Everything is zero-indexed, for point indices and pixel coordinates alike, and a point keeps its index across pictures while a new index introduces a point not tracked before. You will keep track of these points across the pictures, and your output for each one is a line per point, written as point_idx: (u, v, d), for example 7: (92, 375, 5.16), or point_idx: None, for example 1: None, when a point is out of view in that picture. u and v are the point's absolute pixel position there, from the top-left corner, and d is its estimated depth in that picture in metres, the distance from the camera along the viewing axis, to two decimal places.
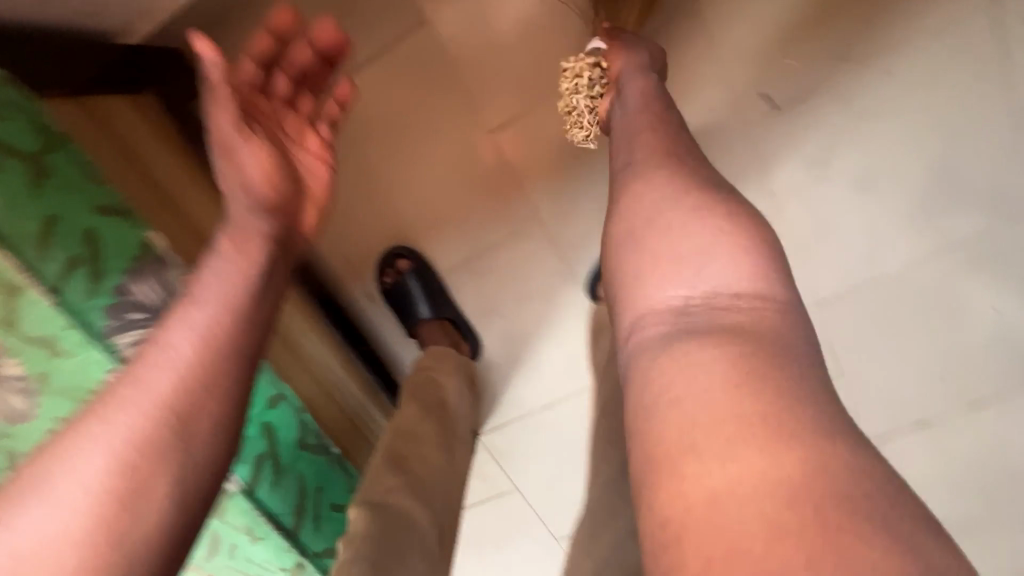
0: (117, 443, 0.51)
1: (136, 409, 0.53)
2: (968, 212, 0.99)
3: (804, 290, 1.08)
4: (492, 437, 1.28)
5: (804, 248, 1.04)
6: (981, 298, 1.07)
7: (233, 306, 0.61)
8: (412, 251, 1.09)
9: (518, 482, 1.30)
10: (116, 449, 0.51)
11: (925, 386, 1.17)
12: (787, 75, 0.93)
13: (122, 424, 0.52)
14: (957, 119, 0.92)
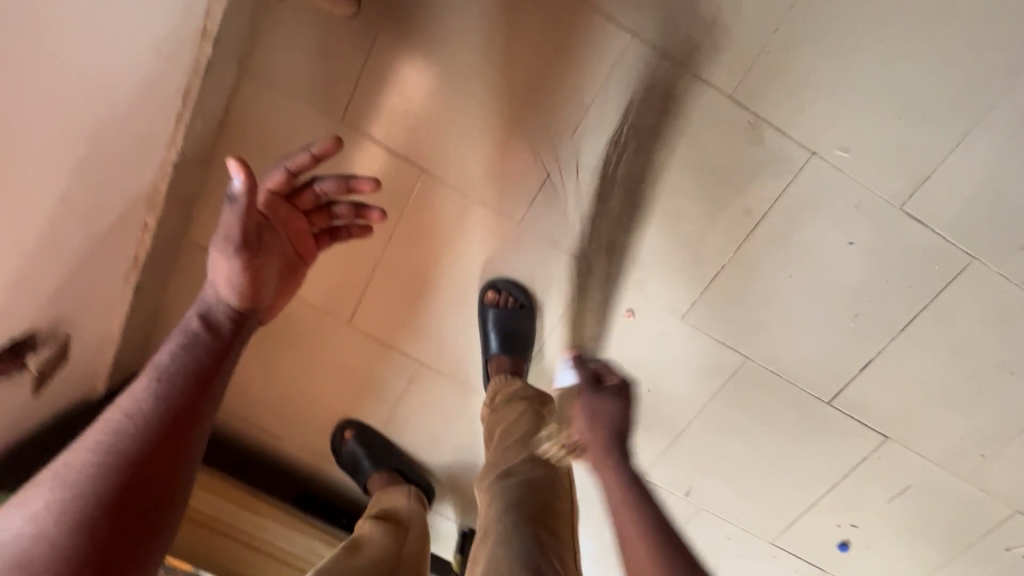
0: (136, 465, 0.54)
1: (148, 427, 0.56)
2: (754, 183, 1.02)
3: (664, 310, 1.13)
4: None
5: (637, 279, 1.11)
6: (833, 237, 1.05)
7: (191, 363, 0.61)
8: (352, 422, 1.32)
9: None
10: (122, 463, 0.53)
11: (848, 334, 1.12)
12: (526, 170, 1.06)
13: (138, 452, 0.54)
14: (685, 125, 1.00)
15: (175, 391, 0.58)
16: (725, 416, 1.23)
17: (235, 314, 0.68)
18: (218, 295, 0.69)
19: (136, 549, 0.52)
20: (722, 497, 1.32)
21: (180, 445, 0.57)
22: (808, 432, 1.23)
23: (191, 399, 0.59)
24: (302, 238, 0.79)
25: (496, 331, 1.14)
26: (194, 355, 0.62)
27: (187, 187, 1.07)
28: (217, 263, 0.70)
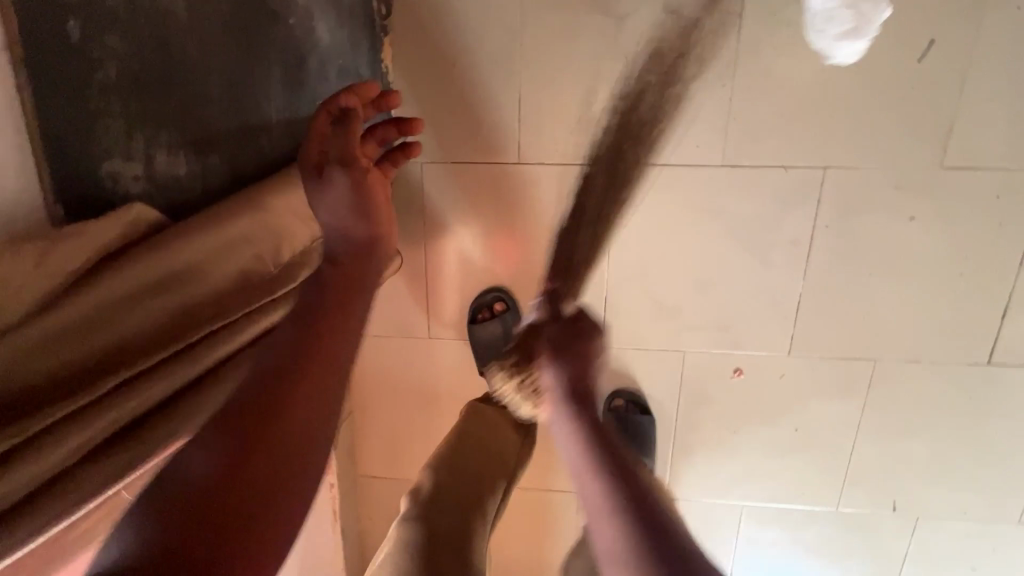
0: (262, 446, 0.56)
1: (275, 398, 0.59)
2: (787, 216, 1.07)
3: (768, 354, 1.17)
4: None
5: (729, 340, 1.17)
6: (892, 221, 1.05)
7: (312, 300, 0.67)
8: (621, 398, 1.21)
9: None
10: (253, 448, 0.56)
11: (966, 292, 1.08)
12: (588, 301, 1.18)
13: (270, 422, 0.57)
14: (699, 202, 1.09)
15: (296, 369, 0.61)
16: (890, 419, 1.19)
17: (357, 250, 0.72)
18: (336, 237, 0.71)
19: (258, 544, 0.53)
20: (936, 495, 1.23)
21: (295, 431, 0.59)
22: (991, 397, 1.14)
23: (315, 374, 0.62)
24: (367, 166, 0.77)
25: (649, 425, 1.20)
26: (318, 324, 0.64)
27: (345, 438, 1.31)
28: (338, 200, 0.70)
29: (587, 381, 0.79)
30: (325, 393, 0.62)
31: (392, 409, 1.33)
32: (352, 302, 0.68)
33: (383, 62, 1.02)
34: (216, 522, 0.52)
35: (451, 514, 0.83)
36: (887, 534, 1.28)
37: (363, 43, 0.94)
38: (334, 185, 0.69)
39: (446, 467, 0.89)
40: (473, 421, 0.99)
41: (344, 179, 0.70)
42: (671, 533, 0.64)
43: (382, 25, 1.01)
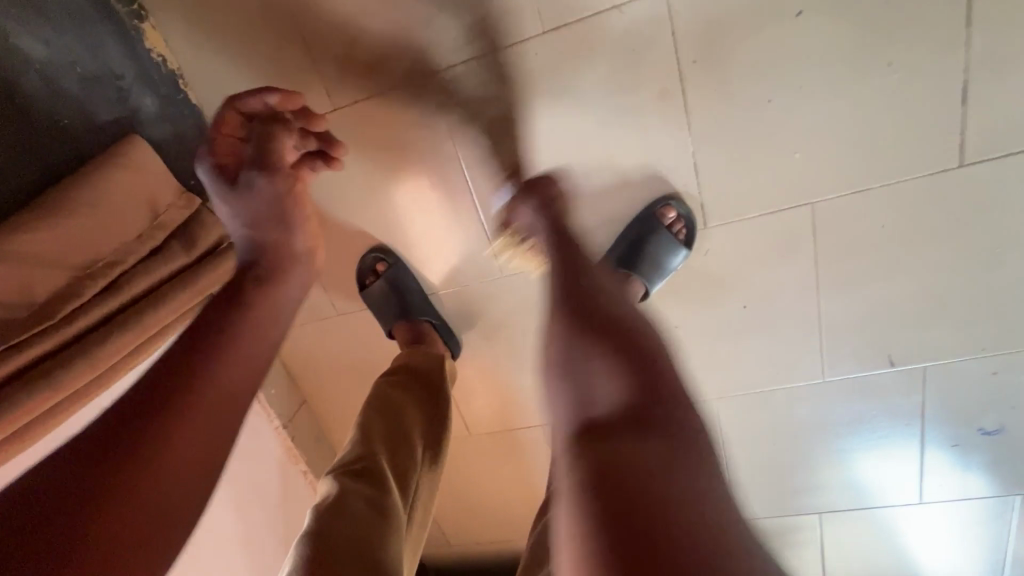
0: (190, 406, 0.55)
1: (214, 365, 0.59)
2: (642, 69, 0.88)
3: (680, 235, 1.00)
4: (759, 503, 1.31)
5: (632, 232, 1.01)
6: (773, 28, 0.82)
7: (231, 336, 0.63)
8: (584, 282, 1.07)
9: (822, 494, 1.27)
10: (174, 401, 0.54)
11: (901, 84, 0.83)
12: (468, 233, 1.07)
13: (201, 382, 0.57)
14: (538, 85, 0.92)
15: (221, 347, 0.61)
16: (852, 266, 0.98)
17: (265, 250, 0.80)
18: (248, 243, 0.81)
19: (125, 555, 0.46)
20: (939, 337, 1.03)
21: (218, 400, 0.57)
22: (973, 204, 0.91)
23: (233, 373, 0.61)
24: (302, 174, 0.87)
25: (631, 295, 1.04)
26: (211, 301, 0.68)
27: (305, 428, 1.35)
28: (256, 204, 0.82)
29: (603, 391, 0.57)
30: (244, 372, 0.61)
31: (339, 388, 1.34)
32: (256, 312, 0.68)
33: (150, 51, 0.93)
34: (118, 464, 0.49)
35: (355, 513, 0.77)
36: (893, 393, 1.10)
37: (107, 41, 0.87)
38: (250, 189, 0.81)
39: (349, 470, 0.84)
40: (376, 418, 0.95)
41: (263, 180, 0.82)
42: (664, 545, 0.42)
43: (133, 11, 0.91)
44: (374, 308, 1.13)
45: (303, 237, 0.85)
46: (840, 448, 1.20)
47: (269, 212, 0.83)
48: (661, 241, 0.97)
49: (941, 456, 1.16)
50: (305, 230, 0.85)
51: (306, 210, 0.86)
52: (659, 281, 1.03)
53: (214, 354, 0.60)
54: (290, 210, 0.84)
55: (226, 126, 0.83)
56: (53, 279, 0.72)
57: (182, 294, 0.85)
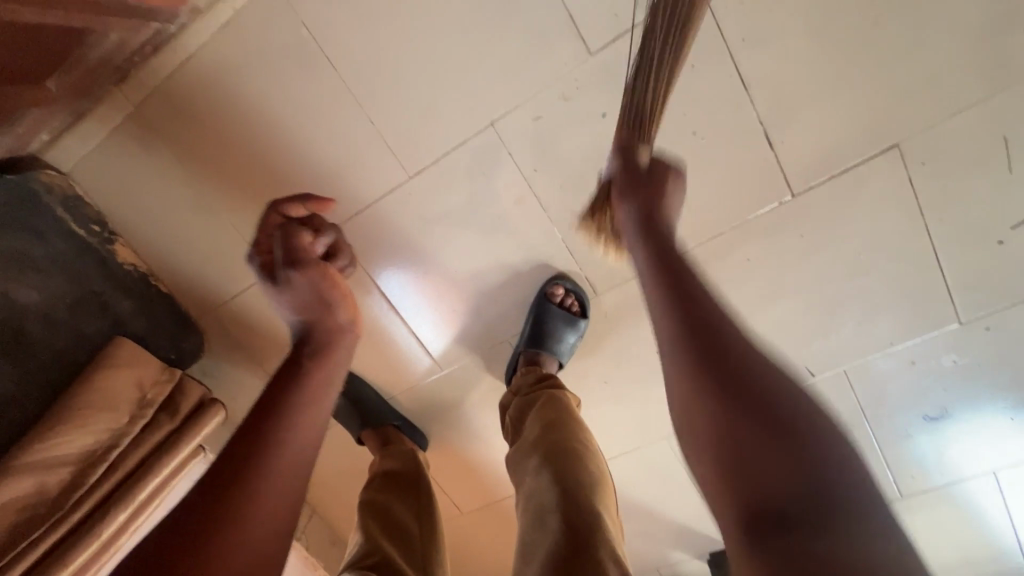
0: (268, 464, 0.56)
1: (271, 422, 0.60)
2: (495, 185, 1.04)
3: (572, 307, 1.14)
4: None
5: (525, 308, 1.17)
6: (587, 130, 0.97)
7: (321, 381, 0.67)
8: (511, 361, 1.19)
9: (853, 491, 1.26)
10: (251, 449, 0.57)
11: (712, 145, 0.95)
12: (405, 341, 1.24)
13: (275, 446, 0.58)
14: (421, 216, 1.09)
15: (294, 399, 0.63)
16: (737, 299, 1.07)
17: (322, 339, 0.73)
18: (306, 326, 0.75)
19: None
20: (843, 342, 1.08)
21: (304, 450, 0.60)
22: (822, 224, 0.99)
23: (312, 417, 0.63)
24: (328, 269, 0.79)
25: (568, 339, 1.12)
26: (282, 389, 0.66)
27: (320, 535, 1.51)
28: (297, 294, 0.76)
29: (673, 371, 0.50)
30: (318, 421, 0.64)
31: (341, 494, 1.50)
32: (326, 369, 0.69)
33: (122, 263, 1.17)
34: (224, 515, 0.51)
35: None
36: (825, 400, 1.15)
37: (87, 269, 1.11)
38: (290, 291, 0.75)
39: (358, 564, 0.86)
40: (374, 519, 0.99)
41: (301, 274, 0.75)
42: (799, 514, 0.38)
43: (105, 237, 1.15)
44: (344, 422, 1.30)
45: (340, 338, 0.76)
46: (873, 440, 1.18)
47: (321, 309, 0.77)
48: (556, 317, 1.09)
49: (977, 420, 1.13)
50: (347, 307, 0.77)
51: (350, 295, 0.77)
52: (568, 353, 1.13)
53: (268, 411, 0.61)
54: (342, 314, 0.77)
55: (269, 229, 0.82)
56: (60, 475, 0.94)
57: (170, 454, 1.04)
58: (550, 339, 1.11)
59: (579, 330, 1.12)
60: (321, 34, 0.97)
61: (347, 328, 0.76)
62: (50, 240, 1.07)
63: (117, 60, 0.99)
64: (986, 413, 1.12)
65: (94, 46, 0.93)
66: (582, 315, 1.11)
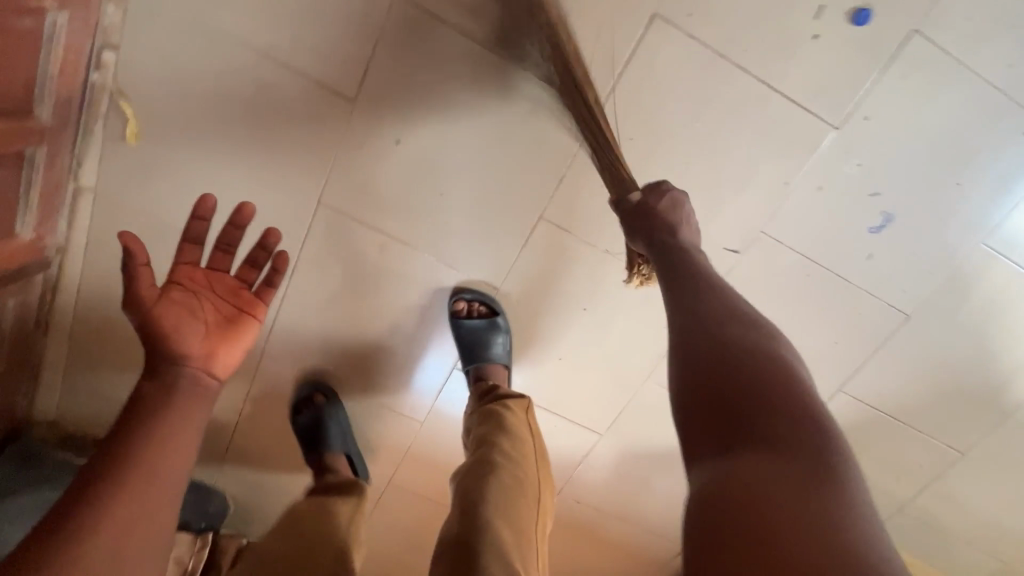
0: (113, 501, 0.59)
1: (118, 464, 0.61)
2: (356, 248, 1.10)
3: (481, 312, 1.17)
4: (829, 380, 1.22)
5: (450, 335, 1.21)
6: (394, 161, 1.02)
7: (189, 437, 0.67)
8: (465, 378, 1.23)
9: (859, 336, 1.17)
10: (82, 506, 0.58)
11: (501, 111, 0.97)
12: (379, 413, 1.31)
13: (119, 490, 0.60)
14: (319, 305, 1.16)
15: (135, 449, 0.63)
16: (619, 226, 1.06)
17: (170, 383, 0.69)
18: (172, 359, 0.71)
19: None
20: (740, 208, 1.04)
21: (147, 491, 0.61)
22: (643, 118, 0.98)
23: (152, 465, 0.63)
24: (237, 293, 0.80)
25: (501, 342, 1.15)
26: (139, 404, 0.67)
27: None
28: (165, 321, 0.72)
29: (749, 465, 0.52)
30: (179, 463, 0.65)
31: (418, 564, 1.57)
32: (181, 401, 0.68)
33: None
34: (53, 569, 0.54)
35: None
36: (764, 269, 1.09)
37: None
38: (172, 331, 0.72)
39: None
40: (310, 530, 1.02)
41: (168, 315, 0.73)
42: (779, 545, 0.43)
43: None
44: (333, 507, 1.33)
45: (218, 363, 0.74)
46: (835, 278, 1.10)
47: (200, 331, 0.74)
48: (472, 329, 1.13)
49: (923, 206, 1.03)
50: (207, 360, 0.73)
51: (231, 357, 0.76)
52: (504, 353, 1.16)
53: (116, 459, 0.62)
54: (232, 338, 0.76)
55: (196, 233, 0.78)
56: None
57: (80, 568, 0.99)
58: (483, 353, 1.14)
59: (502, 329, 1.15)
60: (158, 211, 1.09)
61: (204, 380, 0.72)
62: (63, 479, 1.23)
63: (33, 315, 1.14)
64: (930, 195, 1.02)
65: (4, 320, 1.06)
66: (495, 314, 1.14)
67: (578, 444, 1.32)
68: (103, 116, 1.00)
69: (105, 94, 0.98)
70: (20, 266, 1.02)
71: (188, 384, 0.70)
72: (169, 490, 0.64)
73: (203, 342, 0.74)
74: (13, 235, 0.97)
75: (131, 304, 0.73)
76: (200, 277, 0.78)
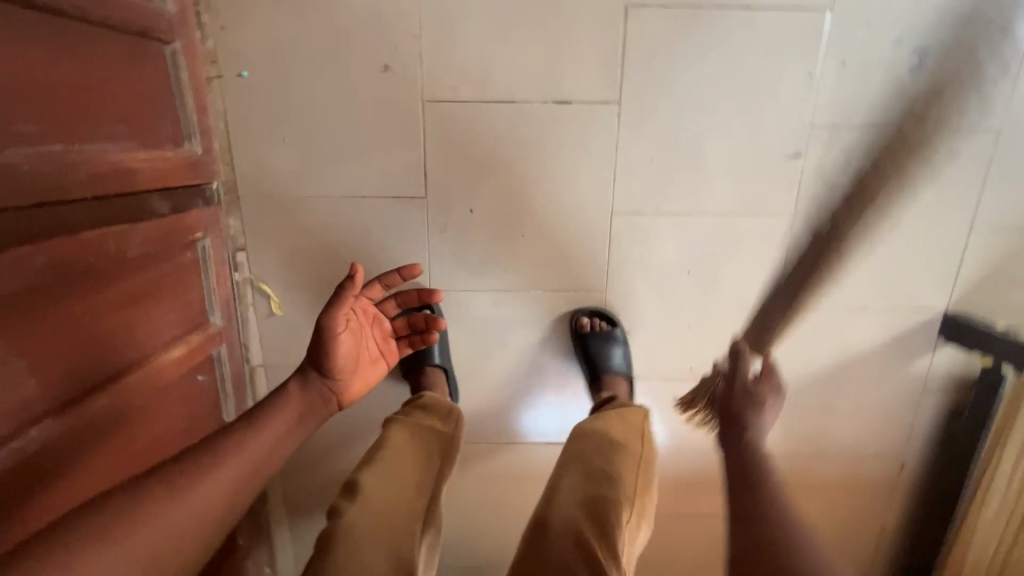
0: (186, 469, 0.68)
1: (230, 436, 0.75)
2: (476, 311, 1.23)
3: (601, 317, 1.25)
4: (955, 225, 1.19)
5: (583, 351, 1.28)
6: (476, 225, 1.17)
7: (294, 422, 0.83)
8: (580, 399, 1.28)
9: (958, 170, 1.15)
10: (189, 464, 0.70)
11: (541, 143, 1.12)
12: (553, 453, 1.36)
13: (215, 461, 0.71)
14: (466, 376, 1.29)
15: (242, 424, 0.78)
16: (682, 185, 1.15)
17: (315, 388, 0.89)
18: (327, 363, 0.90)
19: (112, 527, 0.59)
20: (780, 116, 1.11)
21: (240, 468, 0.73)
22: (658, 89, 1.09)
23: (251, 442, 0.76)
24: (381, 327, 1.02)
25: (622, 351, 1.22)
26: (287, 393, 0.85)
27: None
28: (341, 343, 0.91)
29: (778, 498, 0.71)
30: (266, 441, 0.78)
31: None
32: (308, 411, 0.87)
33: None
34: (174, 487, 0.65)
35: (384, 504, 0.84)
36: (832, 156, 1.14)
37: None
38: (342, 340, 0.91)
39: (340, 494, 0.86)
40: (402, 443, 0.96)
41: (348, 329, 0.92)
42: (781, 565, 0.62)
43: None
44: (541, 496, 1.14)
45: (349, 389, 0.94)
46: None
47: (354, 357, 0.94)
48: (595, 343, 1.20)
49: None
50: (346, 380, 0.93)
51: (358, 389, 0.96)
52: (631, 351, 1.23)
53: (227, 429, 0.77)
54: (363, 369, 0.96)
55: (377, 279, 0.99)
56: None
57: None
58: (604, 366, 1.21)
59: (621, 338, 1.22)
60: None
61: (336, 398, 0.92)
62: None
63: (254, 489, 1.32)
64: None
65: None
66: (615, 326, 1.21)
67: None
68: (252, 303, 1.22)
69: (247, 285, 1.20)
70: None
71: (321, 390, 0.90)
72: (258, 459, 0.76)
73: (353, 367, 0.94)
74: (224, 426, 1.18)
75: (332, 316, 0.88)
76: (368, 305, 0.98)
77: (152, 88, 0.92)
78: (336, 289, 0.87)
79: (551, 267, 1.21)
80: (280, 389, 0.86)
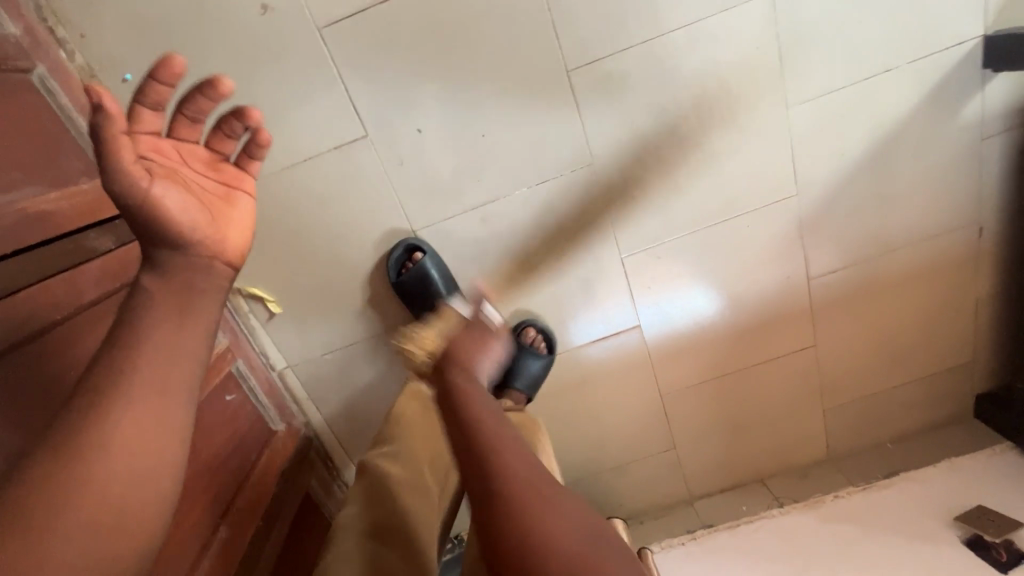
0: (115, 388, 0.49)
1: (133, 334, 0.53)
2: (468, 238, 1.15)
3: (597, 195, 1.14)
4: None
5: (592, 240, 1.17)
6: (431, 148, 1.07)
7: (185, 288, 0.56)
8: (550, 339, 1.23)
9: None
10: (104, 384, 0.49)
11: (463, 29, 0.99)
12: (600, 353, 1.29)
13: (131, 371, 0.51)
14: (484, 307, 1.22)
15: (148, 319, 0.54)
16: (631, 14, 1.01)
17: (174, 262, 0.57)
18: (164, 234, 0.56)
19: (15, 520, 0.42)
20: None
21: (170, 366, 0.53)
22: None
23: (171, 333, 0.54)
24: (217, 166, 0.63)
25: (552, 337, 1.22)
26: (147, 292, 0.55)
27: (785, 482, 1.48)
28: (161, 208, 0.56)
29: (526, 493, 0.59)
30: (175, 327, 0.54)
31: (751, 452, 1.46)
32: (192, 303, 0.56)
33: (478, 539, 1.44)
34: (99, 435, 0.47)
35: (408, 458, 0.86)
36: None
37: None
38: (156, 195, 0.55)
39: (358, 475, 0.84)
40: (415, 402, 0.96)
41: (155, 184, 0.56)
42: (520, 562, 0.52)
43: None
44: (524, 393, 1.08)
45: (226, 241, 0.60)
46: None
47: (194, 203, 0.58)
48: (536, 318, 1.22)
49: None
50: (208, 236, 0.58)
51: (243, 235, 0.61)
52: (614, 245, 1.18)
53: (124, 331, 0.53)
54: (224, 213, 0.60)
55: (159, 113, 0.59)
56: None
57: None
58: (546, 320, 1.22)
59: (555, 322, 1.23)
60: (328, 346, 1.23)
61: (219, 263, 0.59)
62: None
63: (332, 483, 1.34)
64: None
65: (316, 497, 1.26)
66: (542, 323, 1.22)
67: (783, 219, 1.20)
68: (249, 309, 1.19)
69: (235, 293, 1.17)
70: (296, 453, 1.22)
71: (194, 263, 0.57)
72: (183, 404, 0.53)
73: (199, 218, 0.58)
74: (273, 433, 1.17)
75: (116, 178, 0.54)
76: (166, 145, 0.59)
77: (38, 123, 0.84)
78: (92, 136, 0.54)
79: (523, 161, 1.10)
80: (133, 292, 0.56)
